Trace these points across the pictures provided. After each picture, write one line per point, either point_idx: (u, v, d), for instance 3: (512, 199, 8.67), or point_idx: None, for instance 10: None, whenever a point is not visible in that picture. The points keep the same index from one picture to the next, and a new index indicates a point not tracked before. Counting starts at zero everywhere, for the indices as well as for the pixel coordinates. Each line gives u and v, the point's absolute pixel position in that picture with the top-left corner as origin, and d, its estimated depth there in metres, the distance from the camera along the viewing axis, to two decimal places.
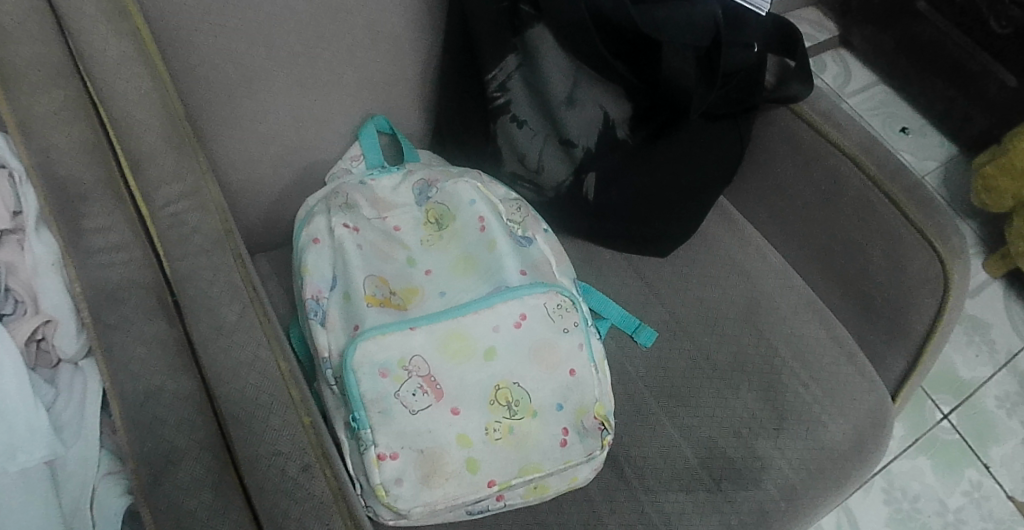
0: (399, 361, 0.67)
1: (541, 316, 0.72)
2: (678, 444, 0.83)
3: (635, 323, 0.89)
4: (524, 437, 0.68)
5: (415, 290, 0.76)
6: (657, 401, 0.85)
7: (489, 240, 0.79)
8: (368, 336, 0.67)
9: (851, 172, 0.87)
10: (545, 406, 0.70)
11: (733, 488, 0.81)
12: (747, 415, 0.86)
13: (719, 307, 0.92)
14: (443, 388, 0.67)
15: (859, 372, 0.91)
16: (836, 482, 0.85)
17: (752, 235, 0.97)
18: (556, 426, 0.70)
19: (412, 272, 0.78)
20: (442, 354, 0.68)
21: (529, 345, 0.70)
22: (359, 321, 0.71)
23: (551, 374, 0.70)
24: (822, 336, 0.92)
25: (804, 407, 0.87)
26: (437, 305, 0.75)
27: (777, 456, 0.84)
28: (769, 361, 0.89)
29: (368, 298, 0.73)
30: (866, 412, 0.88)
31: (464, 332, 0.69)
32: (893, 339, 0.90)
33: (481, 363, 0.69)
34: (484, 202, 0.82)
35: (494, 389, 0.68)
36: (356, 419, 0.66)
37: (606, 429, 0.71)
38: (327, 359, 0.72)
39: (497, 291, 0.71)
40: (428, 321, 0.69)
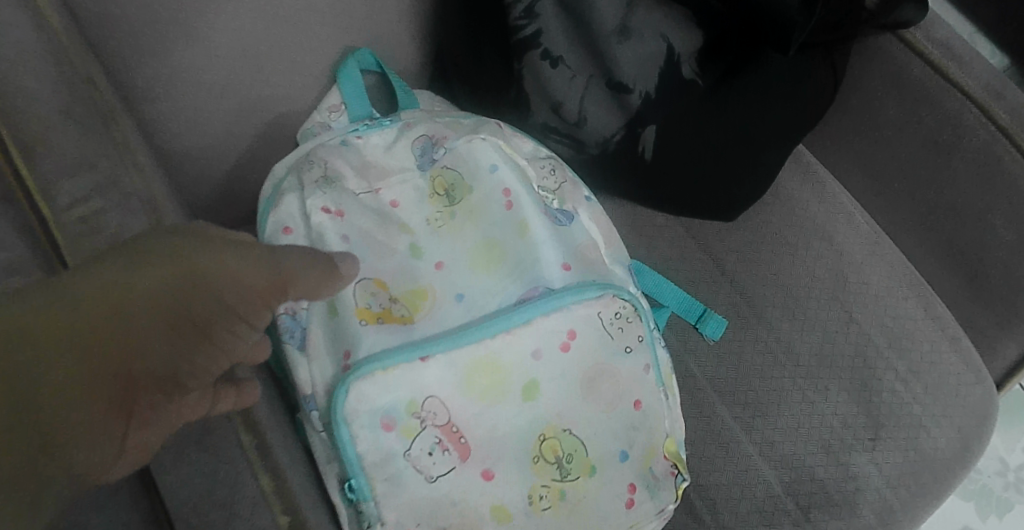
0: (409, 406, 0.51)
1: (595, 332, 0.55)
2: (759, 467, 0.67)
3: (700, 310, 0.71)
4: (579, 503, 0.53)
5: (424, 292, 0.57)
6: (730, 411, 0.69)
7: (518, 220, 0.60)
8: (362, 373, 0.50)
9: (976, 121, 0.67)
10: (605, 458, 0.54)
11: (824, 518, 0.66)
12: (838, 424, 0.69)
13: (800, 286, 0.74)
14: (469, 442, 0.51)
15: (965, 363, 0.74)
16: (941, 500, 0.70)
17: (836, 191, 0.79)
18: (621, 483, 0.54)
19: (419, 266, 0.58)
20: (467, 393, 0.52)
21: (579, 372, 0.54)
22: (351, 346, 0.54)
23: (610, 412, 0.54)
24: (923, 319, 0.75)
25: (902, 409, 0.71)
26: (453, 314, 0.57)
27: (874, 474, 0.68)
28: (862, 351, 0.72)
29: (360, 310, 0.55)
30: (973, 411, 0.72)
31: (493, 362, 0.52)
32: (1008, 325, 0.72)
33: (519, 403, 0.52)
34: (510, 166, 0.62)
35: (539, 441, 0.52)
36: (354, 489, 0.50)
37: (681, 475, 0.56)
38: (311, 396, 0.55)
39: (536, 302, 0.53)
40: (444, 347, 0.52)
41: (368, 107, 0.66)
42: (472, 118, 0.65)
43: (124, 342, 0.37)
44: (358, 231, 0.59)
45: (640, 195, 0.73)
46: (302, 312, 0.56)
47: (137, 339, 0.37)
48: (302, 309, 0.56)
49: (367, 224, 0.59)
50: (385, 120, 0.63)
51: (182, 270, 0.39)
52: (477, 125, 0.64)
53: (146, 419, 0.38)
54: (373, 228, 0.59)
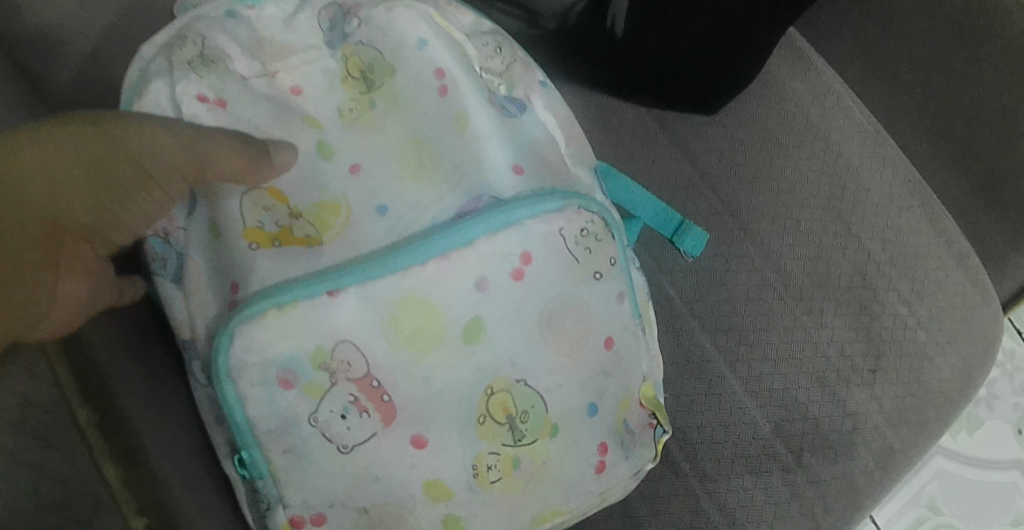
0: (314, 356, 0.41)
1: (556, 257, 0.44)
2: (744, 406, 0.58)
3: (677, 222, 0.60)
4: (537, 473, 0.45)
5: (334, 206, 0.44)
6: (712, 340, 0.59)
7: (456, 111, 0.47)
8: (249, 316, 0.40)
9: None
10: (568, 415, 0.45)
11: (818, 463, 0.57)
12: (835, 354, 0.60)
13: (792, 193, 0.63)
14: (393, 403, 0.42)
15: (972, 282, 0.64)
16: (940, 435, 0.62)
17: (830, 77, 0.67)
18: (590, 444, 0.46)
19: (328, 172, 0.45)
20: (390, 338, 0.42)
21: (535, 308, 0.44)
22: (240, 276, 0.42)
23: (575, 358, 0.45)
24: (927, 233, 0.65)
25: (905, 335, 0.62)
26: (372, 233, 0.44)
27: (873, 410, 0.60)
28: (861, 269, 0.63)
29: (250, 231, 0.43)
30: (979, 336, 0.64)
31: (425, 298, 0.42)
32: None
33: (459, 348, 0.43)
34: (446, 40, 0.48)
35: (486, 397, 0.43)
36: (247, 465, 0.42)
37: (661, 427, 0.48)
38: (191, 343, 0.43)
39: (478, 217, 0.42)
40: (359, 278, 0.41)
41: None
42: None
43: (46, 200, 0.37)
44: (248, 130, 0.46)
45: (610, 81, 0.63)
46: (179, 237, 0.45)
47: (64, 193, 0.38)
48: (179, 231, 0.45)
49: (259, 118, 0.46)
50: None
51: (113, 140, 0.39)
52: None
53: (69, 275, 0.39)
54: (268, 122, 0.46)
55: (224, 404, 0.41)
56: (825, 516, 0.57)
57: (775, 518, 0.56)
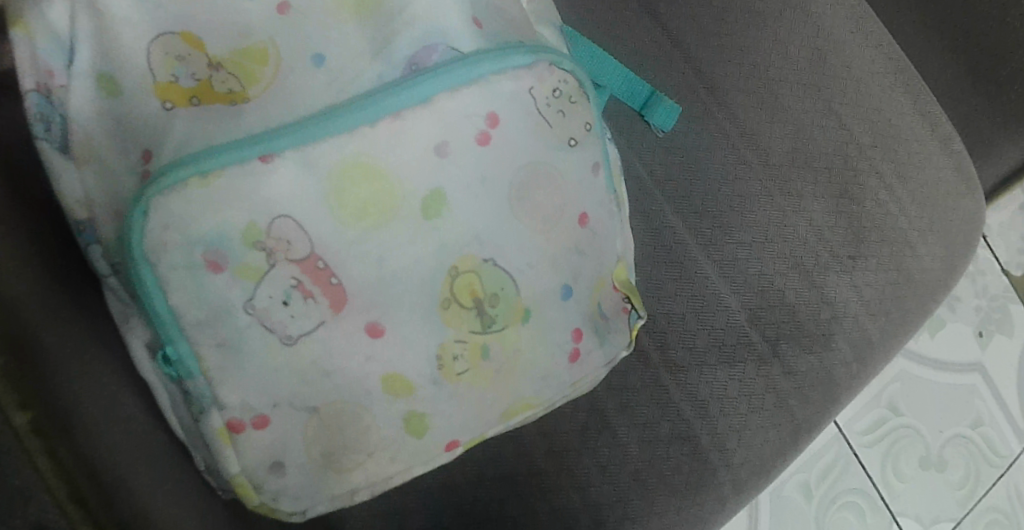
0: (246, 233, 0.37)
1: (522, 117, 0.42)
2: (719, 290, 0.55)
3: (647, 95, 0.57)
4: (507, 362, 0.43)
5: (261, 53, 0.39)
6: (684, 221, 0.56)
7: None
8: (168, 187, 0.36)
9: None
10: (541, 299, 0.43)
11: (794, 352, 0.55)
12: (814, 238, 0.58)
13: (770, 68, 0.60)
14: (343, 287, 0.38)
15: (956, 168, 0.63)
16: (916, 326, 0.62)
17: None
18: (564, 331, 0.44)
19: (250, 8, 0.39)
20: (336, 210, 0.38)
21: (500, 176, 0.41)
22: (151, 144, 0.37)
23: (547, 232, 0.43)
24: (909, 113, 0.63)
25: (885, 221, 0.60)
26: (307, 86, 0.38)
27: (852, 298, 0.58)
28: (843, 151, 0.60)
29: (161, 88, 0.38)
30: (960, 223, 0.63)
31: (374, 163, 0.38)
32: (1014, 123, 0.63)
33: (418, 223, 0.39)
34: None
35: (450, 280, 0.40)
36: (172, 362, 0.38)
37: (635, 312, 0.48)
38: (87, 228, 0.38)
39: (432, 70, 0.39)
40: (298, 139, 0.37)
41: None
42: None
43: None
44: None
45: None
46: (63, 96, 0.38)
47: None
48: (63, 91, 0.38)
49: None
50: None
51: None
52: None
53: None
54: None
55: (142, 291, 0.36)
56: (800, 406, 0.55)
57: (749, 413, 0.54)
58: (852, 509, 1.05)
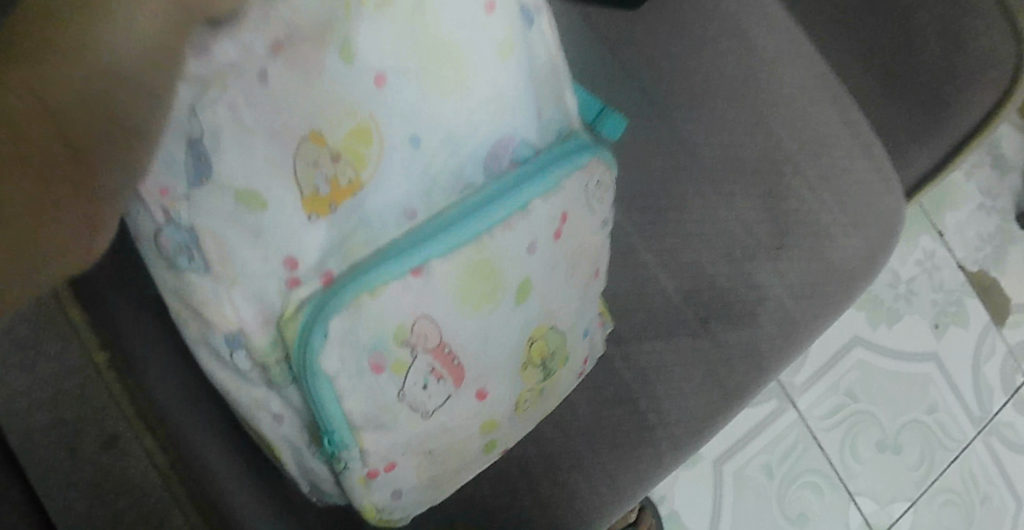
0: (399, 333, 0.49)
1: (580, 213, 0.55)
2: (657, 276, 0.63)
3: (597, 108, 0.64)
4: (551, 389, 0.58)
5: (365, 132, 0.47)
6: (628, 218, 0.64)
7: (495, 45, 0.51)
8: (345, 306, 0.47)
9: None
10: (576, 343, 0.58)
11: (723, 329, 0.64)
12: (743, 232, 0.66)
13: (709, 82, 0.69)
14: (461, 365, 0.52)
15: (876, 170, 0.72)
16: (838, 309, 0.70)
17: None
18: (584, 360, 0.59)
19: (362, 95, 0.47)
20: (462, 302, 0.50)
21: (562, 261, 0.55)
22: (294, 251, 0.47)
23: (584, 294, 0.58)
24: (835, 122, 0.71)
25: (809, 216, 0.68)
26: (411, 165, 0.49)
27: (776, 283, 0.66)
28: (770, 156, 0.69)
29: (306, 200, 0.47)
30: (881, 220, 0.72)
31: (487, 267, 0.51)
32: (926, 134, 0.72)
33: (512, 306, 0.53)
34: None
35: (528, 347, 0.55)
36: (333, 442, 0.50)
37: (607, 324, 0.61)
38: (238, 333, 0.48)
39: (521, 186, 0.52)
40: (434, 254, 0.49)
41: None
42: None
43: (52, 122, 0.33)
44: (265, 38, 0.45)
45: None
46: (183, 209, 0.46)
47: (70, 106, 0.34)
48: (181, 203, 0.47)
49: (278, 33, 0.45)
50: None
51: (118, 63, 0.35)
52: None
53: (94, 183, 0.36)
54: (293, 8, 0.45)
55: (317, 384, 0.48)
56: (729, 375, 0.64)
57: (680, 377, 0.62)
58: (811, 488, 1.12)
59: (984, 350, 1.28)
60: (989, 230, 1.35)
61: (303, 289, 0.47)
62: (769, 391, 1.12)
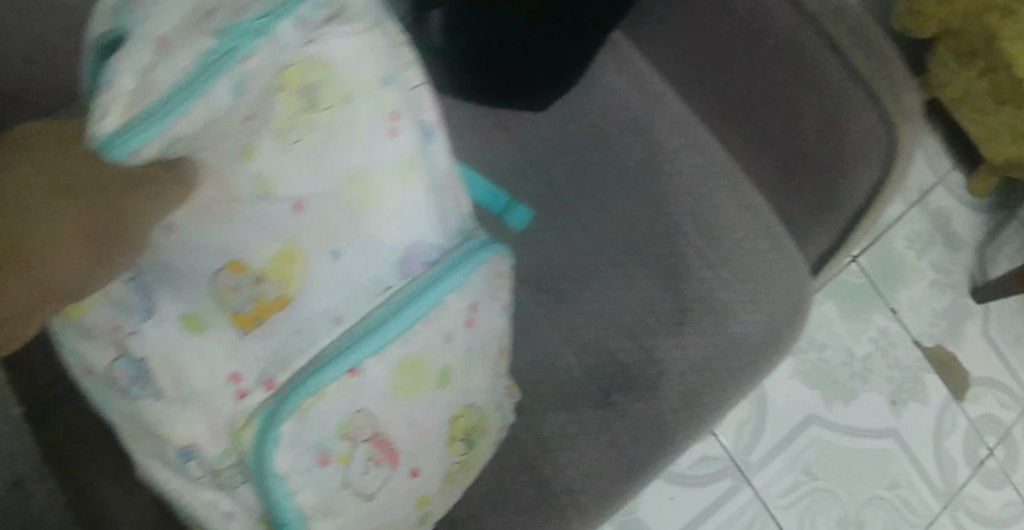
0: (338, 428, 0.52)
1: (492, 298, 0.60)
2: (560, 352, 0.69)
3: (504, 201, 0.72)
4: (474, 460, 0.61)
5: (292, 253, 0.51)
6: (531, 297, 0.71)
7: (401, 160, 0.55)
8: (291, 410, 0.51)
9: (782, 7, 0.68)
10: (493, 415, 0.62)
11: (625, 400, 0.68)
12: (643, 309, 0.71)
13: (606, 175, 0.75)
14: (397, 448, 0.55)
15: (779, 248, 0.76)
16: (746, 382, 0.73)
17: (652, 83, 0.78)
18: (498, 429, 0.63)
19: (275, 214, 0.51)
20: (393, 394, 0.54)
21: (478, 343, 0.59)
22: (238, 367, 0.51)
23: (496, 368, 0.61)
24: (734, 207, 0.76)
25: (710, 293, 0.73)
26: (337, 278, 0.53)
27: (677, 357, 0.71)
28: (671, 238, 0.74)
29: (236, 319, 0.51)
30: (786, 294, 0.76)
31: (415, 359, 0.55)
32: (819, 213, 0.75)
33: (437, 389, 0.57)
34: (381, 83, 0.54)
35: (452, 423, 0.58)
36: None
37: (516, 394, 0.66)
38: (191, 445, 0.52)
39: (438, 284, 0.55)
40: (367, 354, 0.53)
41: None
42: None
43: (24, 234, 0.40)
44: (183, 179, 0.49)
45: (455, 85, 0.72)
46: (133, 344, 0.51)
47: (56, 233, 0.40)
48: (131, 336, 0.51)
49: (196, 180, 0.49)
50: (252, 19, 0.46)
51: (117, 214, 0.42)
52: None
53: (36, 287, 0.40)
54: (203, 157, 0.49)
55: (270, 481, 0.51)
56: (631, 445, 0.67)
57: (586, 449, 0.67)
58: None
59: (946, 425, 1.28)
60: (943, 305, 1.38)
61: (252, 399, 0.52)
62: (722, 469, 1.14)
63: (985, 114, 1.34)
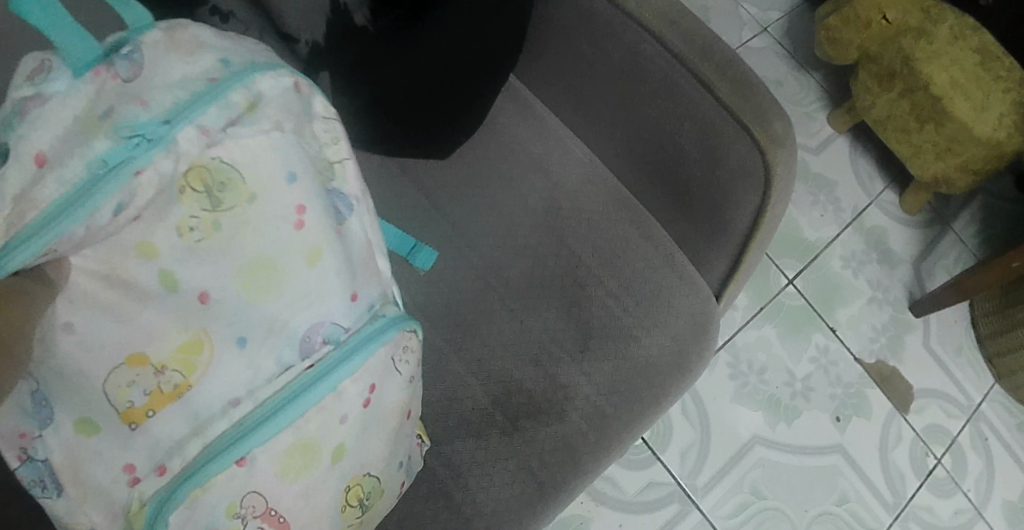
0: (228, 509, 0.55)
1: (392, 375, 0.61)
2: (468, 383, 0.75)
3: (412, 244, 0.79)
4: (372, 517, 0.63)
5: (196, 345, 0.55)
6: (439, 333, 0.76)
7: (305, 249, 0.58)
8: (179, 501, 0.53)
9: (654, 50, 0.71)
10: (392, 478, 0.63)
11: (532, 426, 0.73)
12: (547, 339, 0.77)
13: (509, 216, 0.81)
14: (288, 522, 0.57)
15: (679, 275, 0.80)
16: (652, 410, 0.75)
17: (553, 124, 0.85)
18: (399, 481, 0.65)
19: (181, 303, 0.55)
20: (282, 475, 0.56)
21: (376, 418, 0.60)
22: (131, 459, 0.54)
23: (398, 433, 0.63)
24: (635, 238, 0.81)
25: (611, 321, 0.78)
26: (235, 360, 0.56)
27: (582, 383, 0.75)
28: (573, 270, 0.80)
29: (126, 414, 0.54)
30: (687, 321, 0.78)
31: (309, 442, 0.57)
32: (713, 238, 0.79)
33: (329, 466, 0.58)
34: (287, 179, 0.58)
35: (346, 492, 0.60)
36: None
37: (424, 441, 0.69)
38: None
39: (328, 371, 0.57)
40: (256, 443, 0.55)
41: (145, 10, 0.59)
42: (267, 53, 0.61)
43: None
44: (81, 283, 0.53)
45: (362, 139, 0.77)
46: (37, 448, 0.54)
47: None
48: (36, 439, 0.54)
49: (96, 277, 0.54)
50: (150, 127, 0.53)
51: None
52: (230, 76, 0.57)
53: None
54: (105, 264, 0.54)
55: None
56: (541, 467, 0.71)
57: (494, 473, 0.71)
58: None
59: (890, 440, 1.30)
60: (881, 322, 1.39)
61: (145, 486, 0.54)
62: (669, 494, 1.18)
63: (909, 132, 1.34)
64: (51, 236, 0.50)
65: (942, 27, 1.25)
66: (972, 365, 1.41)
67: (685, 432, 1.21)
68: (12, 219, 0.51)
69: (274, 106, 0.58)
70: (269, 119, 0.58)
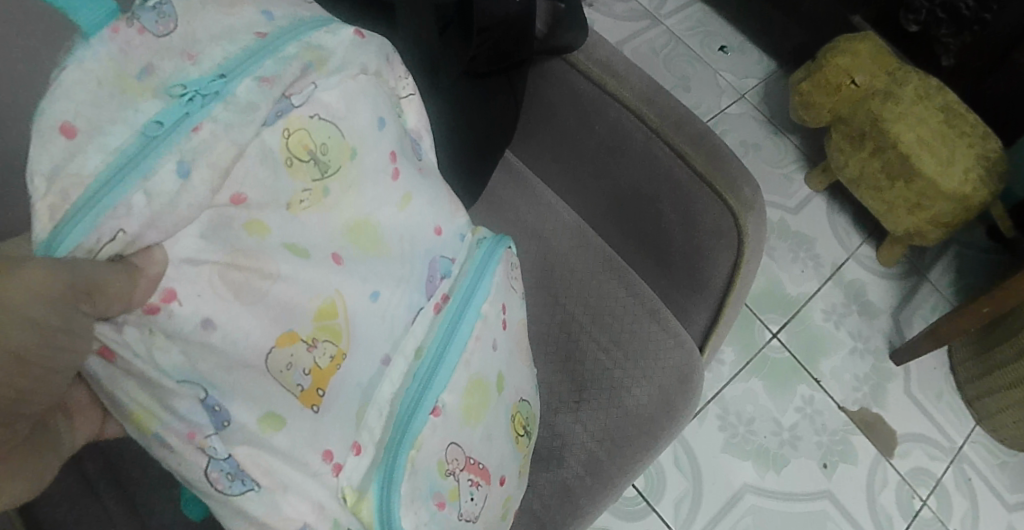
0: (439, 468, 0.63)
1: (509, 293, 0.72)
2: None
3: None
4: (527, 444, 0.75)
5: (331, 307, 0.58)
6: None
7: (400, 196, 0.64)
8: (401, 466, 0.61)
9: (633, 124, 0.80)
10: (530, 403, 0.75)
11: (535, 470, 0.81)
12: (545, 393, 0.85)
13: None
14: (484, 465, 0.67)
15: (666, 329, 0.87)
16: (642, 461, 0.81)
17: (544, 192, 0.93)
18: (534, 408, 0.76)
19: (313, 266, 0.57)
20: (465, 420, 0.65)
21: (510, 342, 0.72)
22: (328, 445, 0.58)
23: (521, 350, 0.74)
24: (622, 296, 0.89)
25: (603, 373, 0.85)
26: (379, 314, 0.61)
27: (579, 431, 0.82)
28: (567, 326, 0.87)
29: (304, 398, 0.56)
30: (672, 371, 0.85)
31: (478, 380, 0.67)
32: (696, 293, 0.86)
33: (497, 395, 0.69)
34: (378, 127, 0.62)
35: (512, 421, 0.72)
36: None
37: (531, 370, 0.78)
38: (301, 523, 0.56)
39: (461, 314, 0.67)
40: (439, 394, 0.64)
41: None
42: (311, 10, 0.60)
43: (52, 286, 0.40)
44: (208, 268, 0.51)
45: None
46: (215, 445, 0.51)
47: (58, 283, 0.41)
48: (211, 437, 0.51)
49: (218, 256, 0.52)
50: (205, 83, 0.51)
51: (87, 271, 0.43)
52: (286, 31, 0.56)
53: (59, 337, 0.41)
54: (224, 245, 0.52)
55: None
56: (541, 508, 0.80)
57: None
58: None
59: (877, 483, 1.35)
60: (863, 371, 1.45)
61: (349, 470, 0.59)
62: None
63: (881, 190, 1.40)
64: (102, 208, 0.46)
65: (906, 89, 1.37)
66: (953, 408, 1.46)
67: (676, 484, 1.27)
68: (53, 198, 0.45)
69: (339, 60, 0.59)
70: (341, 69, 0.59)
